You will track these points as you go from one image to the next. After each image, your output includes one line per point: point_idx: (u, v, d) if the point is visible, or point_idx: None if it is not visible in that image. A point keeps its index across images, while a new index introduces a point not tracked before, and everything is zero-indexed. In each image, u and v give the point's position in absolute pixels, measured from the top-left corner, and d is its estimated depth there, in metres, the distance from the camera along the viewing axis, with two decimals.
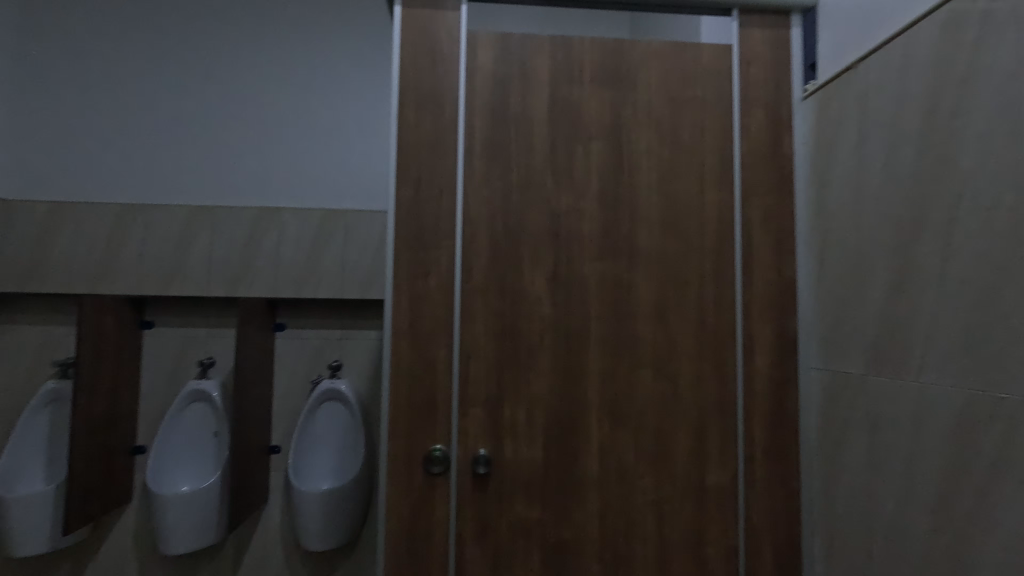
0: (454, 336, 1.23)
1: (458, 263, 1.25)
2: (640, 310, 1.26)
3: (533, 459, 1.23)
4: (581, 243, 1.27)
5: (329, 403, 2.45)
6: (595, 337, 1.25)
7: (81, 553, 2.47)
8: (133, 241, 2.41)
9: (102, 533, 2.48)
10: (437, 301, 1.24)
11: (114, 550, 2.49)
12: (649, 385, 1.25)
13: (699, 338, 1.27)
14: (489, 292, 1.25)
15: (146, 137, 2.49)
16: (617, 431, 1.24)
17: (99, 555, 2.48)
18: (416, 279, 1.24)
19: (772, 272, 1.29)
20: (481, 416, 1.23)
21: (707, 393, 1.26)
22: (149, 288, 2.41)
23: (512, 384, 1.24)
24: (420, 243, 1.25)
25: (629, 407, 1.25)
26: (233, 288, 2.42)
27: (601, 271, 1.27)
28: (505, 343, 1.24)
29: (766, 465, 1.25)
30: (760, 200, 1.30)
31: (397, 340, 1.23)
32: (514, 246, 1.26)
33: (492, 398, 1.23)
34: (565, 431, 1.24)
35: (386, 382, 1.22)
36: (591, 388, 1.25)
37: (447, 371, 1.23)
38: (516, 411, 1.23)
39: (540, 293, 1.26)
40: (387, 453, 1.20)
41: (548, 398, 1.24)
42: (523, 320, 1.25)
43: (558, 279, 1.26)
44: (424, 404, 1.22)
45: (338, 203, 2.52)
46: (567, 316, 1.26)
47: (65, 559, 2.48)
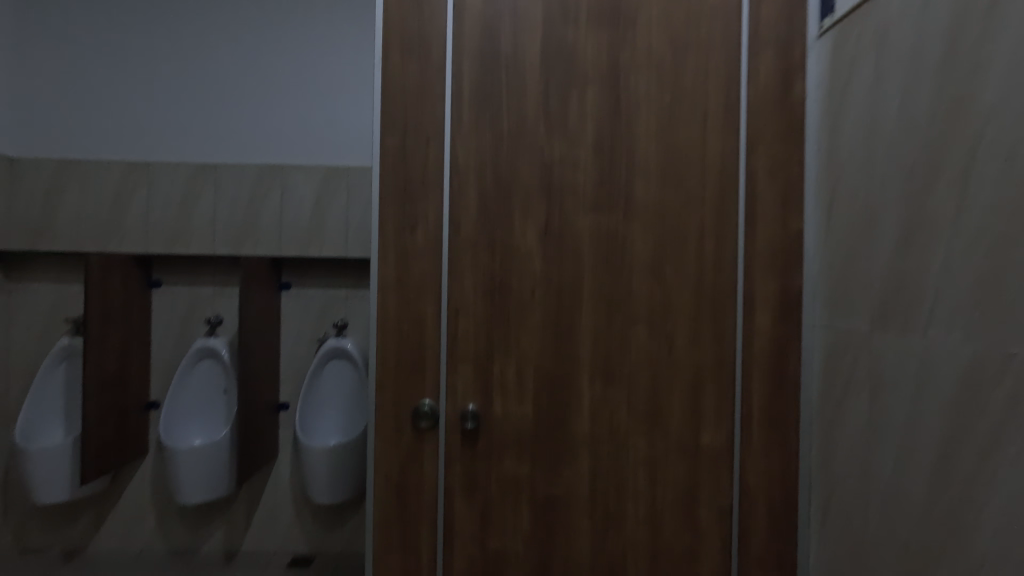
0: (442, 291, 1.20)
1: (446, 214, 1.20)
2: (635, 264, 1.21)
3: (523, 416, 1.21)
4: (575, 195, 1.21)
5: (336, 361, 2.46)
6: (587, 292, 1.21)
7: (103, 501, 2.59)
8: (140, 201, 2.42)
9: (122, 483, 2.58)
10: (425, 254, 1.20)
11: (132, 501, 2.59)
12: (643, 342, 1.21)
13: (697, 294, 1.21)
14: (479, 246, 1.21)
15: (146, 94, 2.45)
16: (611, 388, 1.21)
17: (120, 504, 2.59)
18: (402, 233, 1.20)
19: (776, 225, 1.22)
20: (470, 373, 1.20)
21: (705, 351, 1.22)
22: (153, 245, 2.44)
23: (503, 339, 1.21)
24: (408, 194, 1.21)
25: (623, 363, 1.21)
26: (237, 247, 2.43)
27: (594, 224, 1.21)
28: (496, 298, 1.21)
29: (764, 425, 1.22)
30: (767, 149, 1.22)
31: (385, 296, 1.20)
32: (505, 198, 1.21)
33: (482, 354, 1.21)
34: (556, 388, 1.21)
35: (374, 338, 1.20)
36: (584, 344, 1.21)
37: (436, 327, 1.20)
38: (506, 368, 1.21)
39: (532, 247, 1.21)
40: (375, 408, 1.20)
41: (538, 354, 1.21)
42: (514, 274, 1.21)
43: (550, 232, 1.21)
44: (413, 360, 1.20)
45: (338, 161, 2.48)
46: (560, 271, 1.21)
47: (88, 508, 2.59)
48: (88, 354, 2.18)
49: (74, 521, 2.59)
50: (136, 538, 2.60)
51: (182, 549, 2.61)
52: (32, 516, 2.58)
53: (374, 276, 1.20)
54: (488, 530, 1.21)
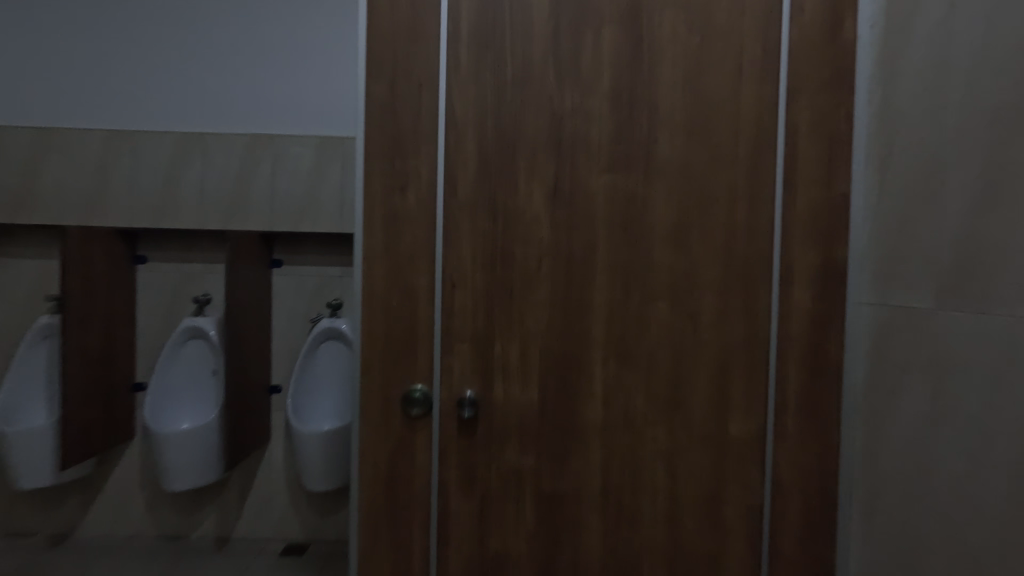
0: (436, 260, 1.06)
1: (440, 173, 1.06)
2: (656, 231, 1.06)
3: (527, 402, 1.07)
4: (589, 152, 1.06)
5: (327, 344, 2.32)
6: (601, 263, 1.06)
7: (90, 485, 2.48)
8: (123, 171, 2.25)
9: (109, 466, 2.47)
10: (417, 218, 1.06)
11: (121, 485, 2.48)
12: (665, 320, 1.06)
13: (726, 266, 1.07)
14: (478, 210, 1.06)
15: (127, 59, 2.28)
16: (627, 373, 1.07)
17: (108, 489, 2.49)
18: (391, 194, 1.06)
19: (819, 187, 1.06)
20: (468, 353, 1.06)
21: (734, 331, 1.07)
22: (138, 219, 2.26)
23: (506, 316, 1.06)
24: (397, 151, 1.06)
25: (641, 345, 1.07)
26: (228, 220, 2.25)
27: (610, 186, 1.06)
28: (497, 269, 1.06)
29: (800, 414, 1.08)
30: (811, 98, 1.06)
31: (372, 266, 1.06)
32: (507, 155, 1.06)
33: (481, 332, 1.06)
34: (565, 372, 1.07)
35: (360, 314, 1.06)
36: (597, 323, 1.07)
37: (429, 301, 1.06)
38: (508, 349, 1.07)
39: (538, 212, 1.06)
40: (360, 392, 1.06)
41: (545, 333, 1.07)
42: (518, 242, 1.06)
43: (560, 194, 1.06)
44: (403, 339, 1.06)
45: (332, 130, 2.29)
46: (570, 238, 1.06)
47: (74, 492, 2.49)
48: (68, 332, 2.07)
49: (60, 505, 2.49)
50: (125, 524, 2.50)
51: (172, 535, 2.50)
52: (18, 499, 2.50)
53: (359, 243, 1.06)
54: (487, 529, 1.08)
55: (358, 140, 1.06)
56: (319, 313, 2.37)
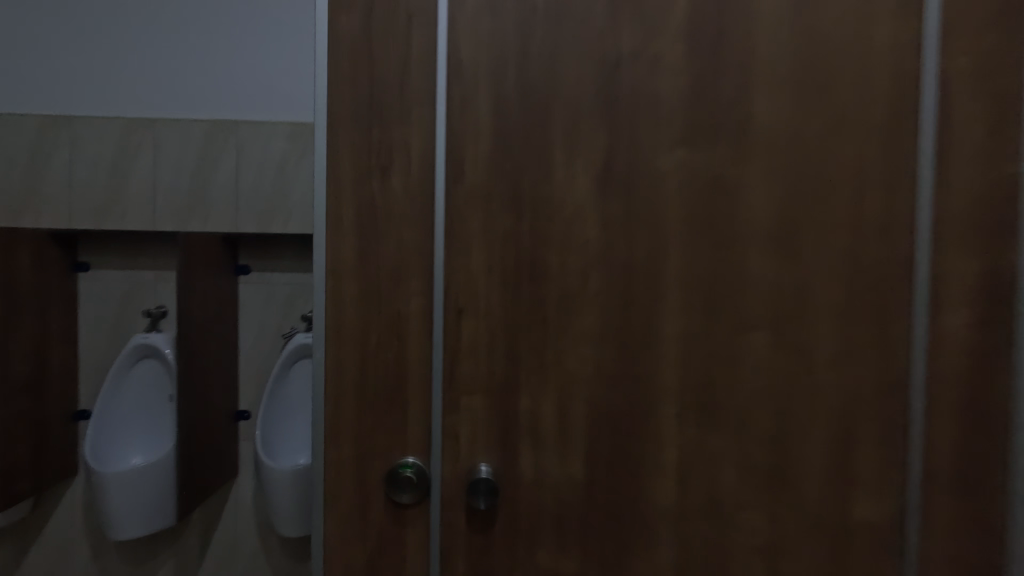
0: (433, 274, 0.73)
1: (438, 147, 0.72)
2: (752, 232, 0.74)
3: (570, 478, 0.75)
4: (652, 117, 0.74)
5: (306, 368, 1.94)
6: (672, 276, 0.75)
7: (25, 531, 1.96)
8: (60, 157, 1.72)
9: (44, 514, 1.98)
10: (406, 213, 0.73)
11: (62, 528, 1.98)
12: (764, 357, 0.75)
13: (851, 281, 0.74)
14: (493, 202, 0.73)
15: (66, 18, 1.73)
16: (710, 433, 0.75)
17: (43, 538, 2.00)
18: (367, 178, 0.73)
19: (986, 165, 0.73)
20: (482, 409, 0.74)
21: (861, 374, 0.75)
22: (77, 221, 1.73)
23: (537, 354, 0.74)
24: (376, 114, 0.72)
25: (730, 394, 0.75)
26: (183, 223, 1.73)
27: (686, 166, 0.74)
28: (523, 288, 0.74)
29: (954, 493, 0.75)
30: (974, 36, 0.72)
31: (342, 285, 0.73)
32: (535, 123, 0.74)
33: (500, 378, 0.74)
34: (624, 434, 0.75)
35: (325, 357, 0.73)
36: (666, 364, 0.75)
37: (424, 333, 0.73)
38: (540, 401, 0.74)
39: (582, 205, 0.74)
40: (327, 466, 0.73)
41: (594, 378, 0.75)
42: (553, 248, 0.74)
43: (613, 178, 0.74)
44: (386, 388, 0.73)
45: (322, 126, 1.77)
46: (627, 242, 0.74)
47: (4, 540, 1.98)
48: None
49: None
50: None
51: None
52: None
53: (321, 247, 0.73)
54: None
55: (320, 96, 0.72)
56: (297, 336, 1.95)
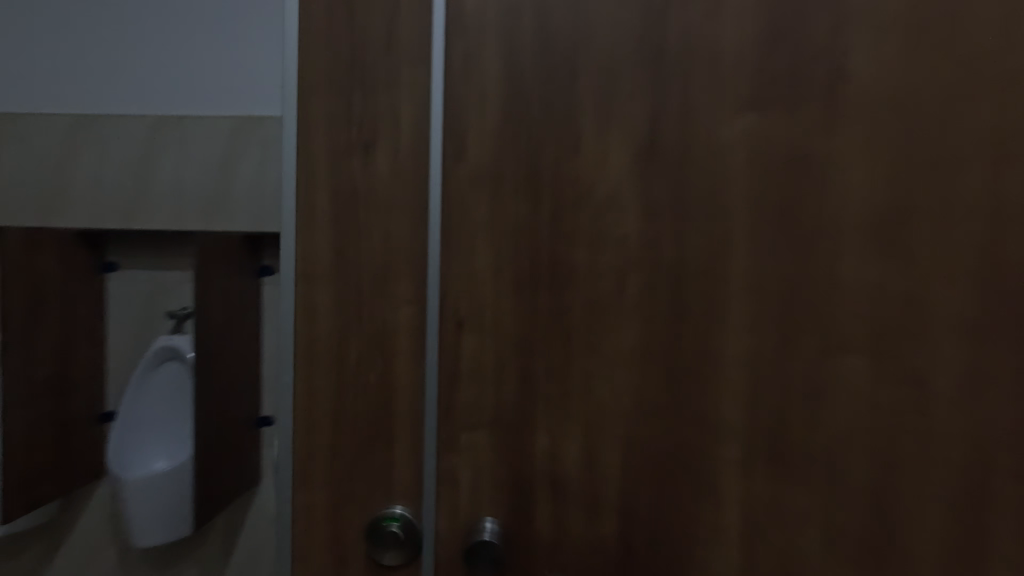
0: (427, 280, 0.60)
1: (434, 121, 0.59)
2: (851, 221, 0.56)
3: (598, 536, 0.60)
4: (711, 76, 0.57)
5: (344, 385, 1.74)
6: (736, 280, 0.58)
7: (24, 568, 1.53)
8: (61, 130, 1.31)
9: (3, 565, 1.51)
10: (396, 204, 0.61)
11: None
12: (867, 389, 0.56)
13: (993, 290, 0.54)
14: (503, 190, 0.60)
15: None
16: (785, 485, 0.58)
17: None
18: (346, 160, 0.61)
19: None
20: (487, 446, 0.61)
21: (1003, 419, 0.54)
22: (79, 217, 1.32)
23: (558, 379, 0.60)
24: (357, 83, 0.60)
25: (815, 436, 0.57)
26: (179, 220, 1.31)
27: (756, 138, 0.57)
28: (542, 296, 0.60)
29: None
30: None
31: (320, 295, 0.62)
32: (558, 91, 0.59)
33: (511, 409, 0.60)
34: (671, 482, 0.59)
35: (299, 381, 0.62)
36: (728, 394, 0.58)
37: (415, 349, 0.61)
38: (562, 439, 0.60)
39: (617, 190, 0.60)
40: (298, 505, 0.63)
41: (632, 410, 0.59)
42: (577, 247, 0.60)
43: (655, 158, 0.59)
44: (371, 416, 0.62)
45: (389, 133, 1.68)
46: (672, 243, 0.59)
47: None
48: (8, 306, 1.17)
49: None
50: None
51: None
52: None
53: (291, 244, 0.62)
54: None
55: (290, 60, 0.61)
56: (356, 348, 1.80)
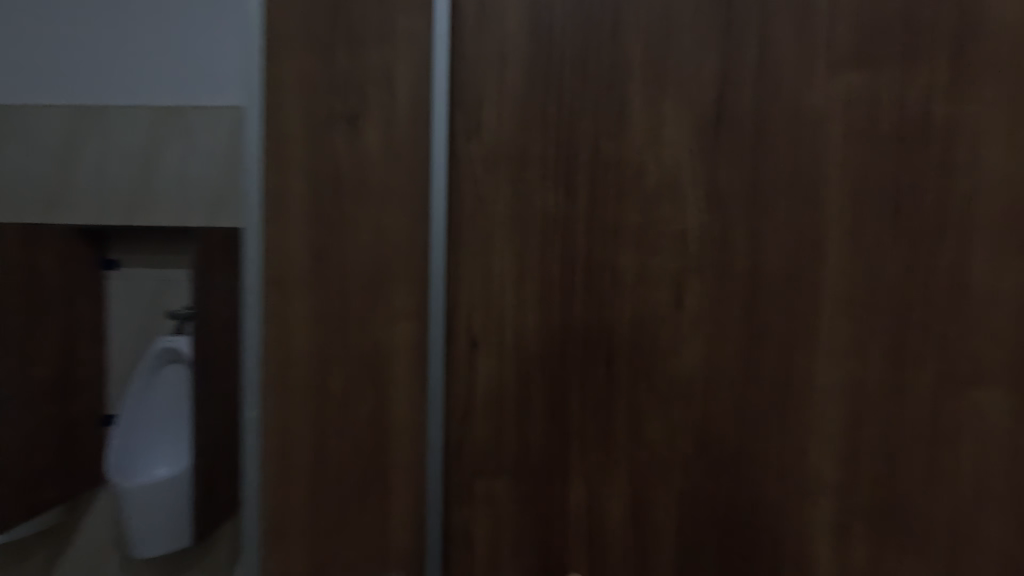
0: (433, 286, 0.52)
1: (439, 89, 0.50)
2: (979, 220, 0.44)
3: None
4: (794, 33, 0.47)
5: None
6: (825, 295, 0.47)
7: None
8: (56, 122, 1.05)
9: None
10: (393, 196, 0.53)
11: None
12: (1000, 436, 0.44)
13: None
14: (529, 178, 0.51)
15: None
16: (890, 557, 0.47)
17: None
18: (327, 140, 0.54)
19: None
20: (507, 491, 0.52)
21: None
22: (75, 218, 1.05)
23: (598, 413, 0.51)
24: (340, 53, 0.54)
25: (923, 491, 0.46)
26: (142, 215, 1.02)
27: (853, 104, 0.46)
28: (577, 313, 0.51)
29: None
30: None
31: (303, 312, 0.55)
32: (596, 54, 0.50)
33: (537, 448, 0.51)
34: (738, 544, 0.49)
35: (282, 407, 0.56)
36: (815, 438, 0.47)
37: (415, 365, 0.53)
38: (601, 488, 0.51)
39: (674, 179, 0.49)
40: (271, 542, 0.57)
41: (689, 453, 0.50)
42: (623, 249, 0.50)
43: (722, 139, 0.48)
44: (365, 442, 0.54)
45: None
46: (736, 253, 0.48)
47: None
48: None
49: None
50: None
51: None
52: None
53: (263, 240, 0.55)
54: None
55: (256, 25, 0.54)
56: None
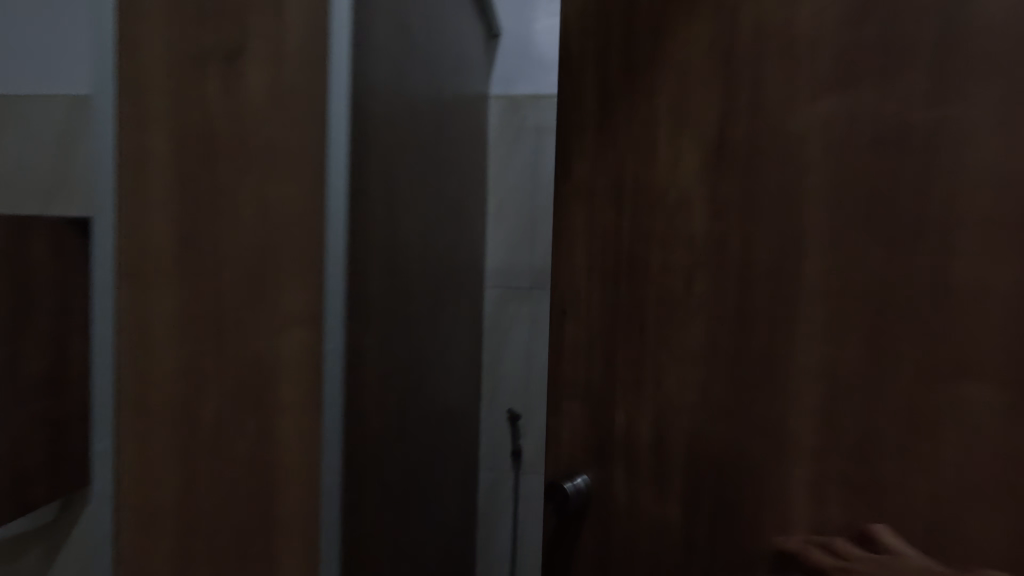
0: (326, 252, 0.54)
1: (338, 57, 0.53)
2: (969, 218, 0.48)
3: (656, 504, 0.67)
4: (785, 59, 0.56)
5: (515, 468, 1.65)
6: (811, 268, 0.55)
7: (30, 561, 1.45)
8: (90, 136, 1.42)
9: (31, 542, 1.43)
10: (280, 207, 0.55)
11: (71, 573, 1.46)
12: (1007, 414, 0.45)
13: None
14: (598, 197, 0.69)
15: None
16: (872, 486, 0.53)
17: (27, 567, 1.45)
18: (231, 105, 0.55)
19: None
20: (576, 408, 0.73)
21: None
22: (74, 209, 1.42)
23: (634, 361, 0.67)
24: (214, 73, 0.55)
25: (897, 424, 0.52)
26: None
27: (830, 122, 0.54)
28: (621, 294, 0.67)
29: None
30: None
31: (244, 275, 0.55)
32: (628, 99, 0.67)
33: (598, 386, 0.70)
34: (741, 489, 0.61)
35: (212, 381, 0.57)
36: (801, 402, 0.56)
37: (298, 372, 0.55)
38: (636, 416, 0.67)
39: (691, 193, 0.62)
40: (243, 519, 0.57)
41: (702, 389, 0.62)
42: (651, 244, 0.65)
43: (725, 161, 0.60)
44: (261, 413, 0.56)
45: (511, 136, 1.67)
46: (746, 232, 0.59)
47: None
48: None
49: None
50: None
51: None
52: None
53: (109, 225, 0.57)
54: None
55: (107, 26, 0.56)
56: (505, 363, 1.70)
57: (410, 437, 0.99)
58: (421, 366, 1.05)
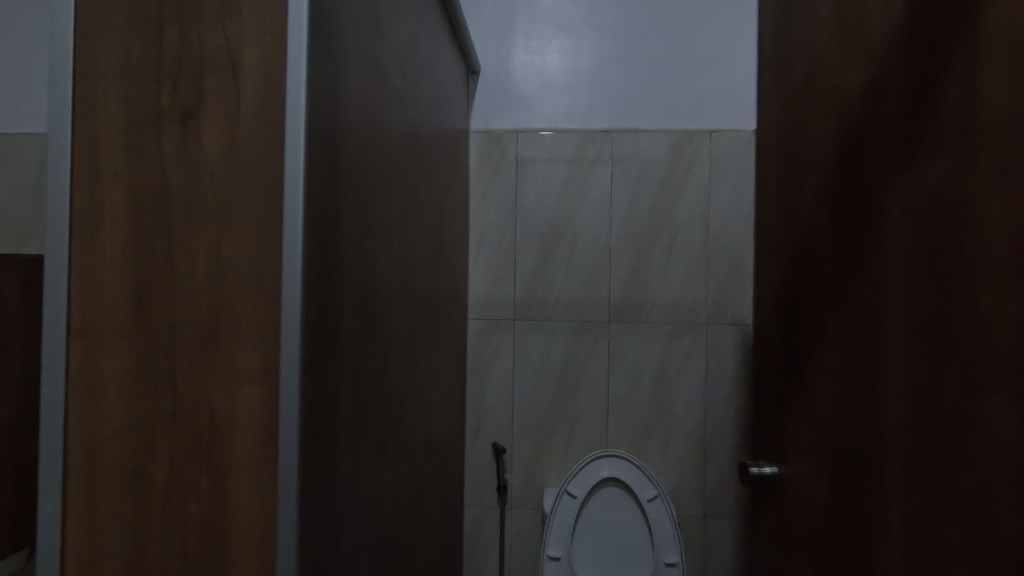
0: (284, 297, 0.54)
1: (291, 109, 0.54)
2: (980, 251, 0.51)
3: (809, 477, 0.82)
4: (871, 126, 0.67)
5: (502, 500, 1.62)
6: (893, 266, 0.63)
7: None
8: None
9: None
10: (236, 261, 0.54)
11: None
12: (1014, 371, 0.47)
13: None
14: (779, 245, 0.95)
15: None
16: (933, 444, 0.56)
17: None
18: (191, 161, 0.55)
19: None
20: (768, 404, 0.99)
21: None
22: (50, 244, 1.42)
23: (802, 362, 0.86)
24: (169, 132, 0.55)
25: (951, 391, 0.54)
26: None
27: (897, 191, 0.62)
28: (795, 314, 0.88)
29: None
30: None
31: (199, 326, 0.54)
32: (791, 178, 0.91)
33: (779, 384, 0.94)
34: (855, 494, 0.71)
35: (164, 435, 0.55)
36: (892, 399, 0.63)
37: (254, 429, 0.54)
38: (801, 410, 0.86)
39: (824, 239, 0.79)
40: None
41: (836, 381, 0.76)
42: (807, 274, 0.84)
43: (846, 212, 0.73)
44: (213, 468, 0.54)
45: (501, 163, 1.68)
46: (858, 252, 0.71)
47: None
48: None
49: None
50: None
51: None
52: None
53: (51, 280, 0.55)
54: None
55: (61, 80, 0.55)
56: (490, 396, 1.67)
57: (390, 477, 0.98)
58: (400, 404, 1.04)
